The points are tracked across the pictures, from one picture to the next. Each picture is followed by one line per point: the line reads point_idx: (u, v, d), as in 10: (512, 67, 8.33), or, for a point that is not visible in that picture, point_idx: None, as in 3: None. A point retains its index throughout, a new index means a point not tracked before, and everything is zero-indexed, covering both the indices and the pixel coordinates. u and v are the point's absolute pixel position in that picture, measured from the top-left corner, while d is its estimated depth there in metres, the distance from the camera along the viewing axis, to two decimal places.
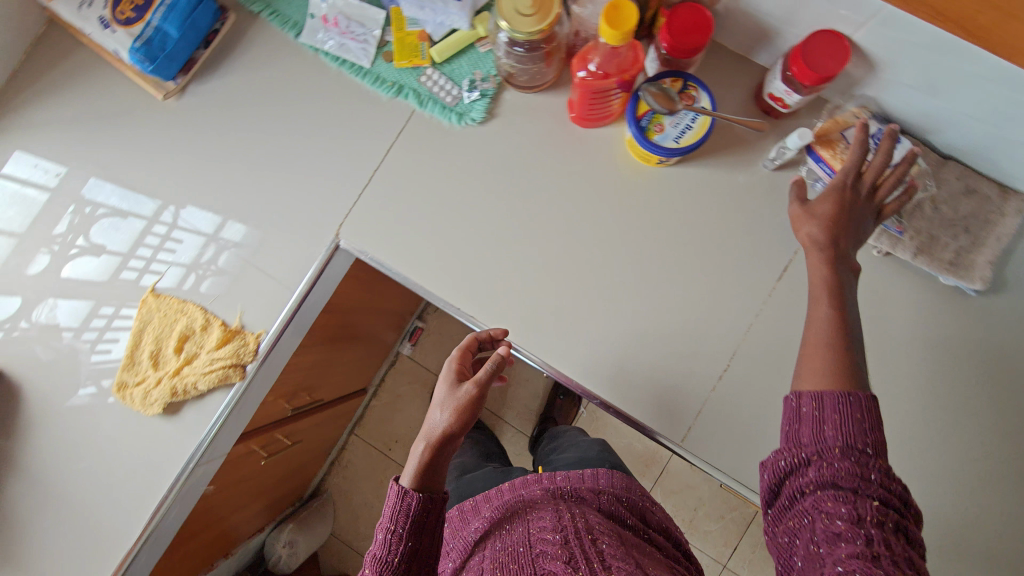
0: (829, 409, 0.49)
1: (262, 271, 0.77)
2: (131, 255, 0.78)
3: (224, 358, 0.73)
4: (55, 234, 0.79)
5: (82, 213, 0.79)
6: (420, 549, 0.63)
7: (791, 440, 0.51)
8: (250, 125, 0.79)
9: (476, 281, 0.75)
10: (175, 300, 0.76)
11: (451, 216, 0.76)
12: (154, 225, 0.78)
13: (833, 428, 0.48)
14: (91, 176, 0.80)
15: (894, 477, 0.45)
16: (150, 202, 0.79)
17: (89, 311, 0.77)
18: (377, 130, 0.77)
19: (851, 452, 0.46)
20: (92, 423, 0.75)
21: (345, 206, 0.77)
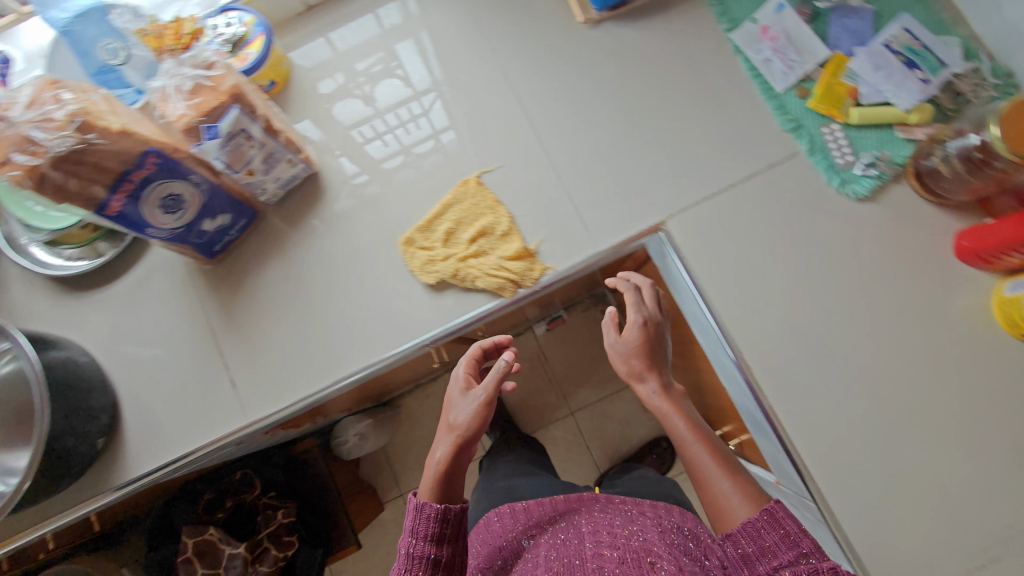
0: (759, 535, 0.56)
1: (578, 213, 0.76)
2: (381, 115, 0.81)
3: (510, 271, 0.74)
4: (357, 68, 0.84)
5: (384, 62, 0.83)
6: (442, 560, 0.60)
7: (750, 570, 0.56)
8: (635, 81, 0.78)
9: (766, 338, 0.72)
10: (492, 197, 0.77)
11: (775, 265, 0.73)
12: (414, 100, 0.81)
13: (768, 538, 0.56)
14: (408, 37, 0.84)
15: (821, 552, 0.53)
16: (423, 79, 0.82)
17: (317, 139, 0.81)
18: (752, 151, 0.75)
19: (790, 567, 0.53)
20: (366, 258, 0.78)
21: (682, 201, 0.75)
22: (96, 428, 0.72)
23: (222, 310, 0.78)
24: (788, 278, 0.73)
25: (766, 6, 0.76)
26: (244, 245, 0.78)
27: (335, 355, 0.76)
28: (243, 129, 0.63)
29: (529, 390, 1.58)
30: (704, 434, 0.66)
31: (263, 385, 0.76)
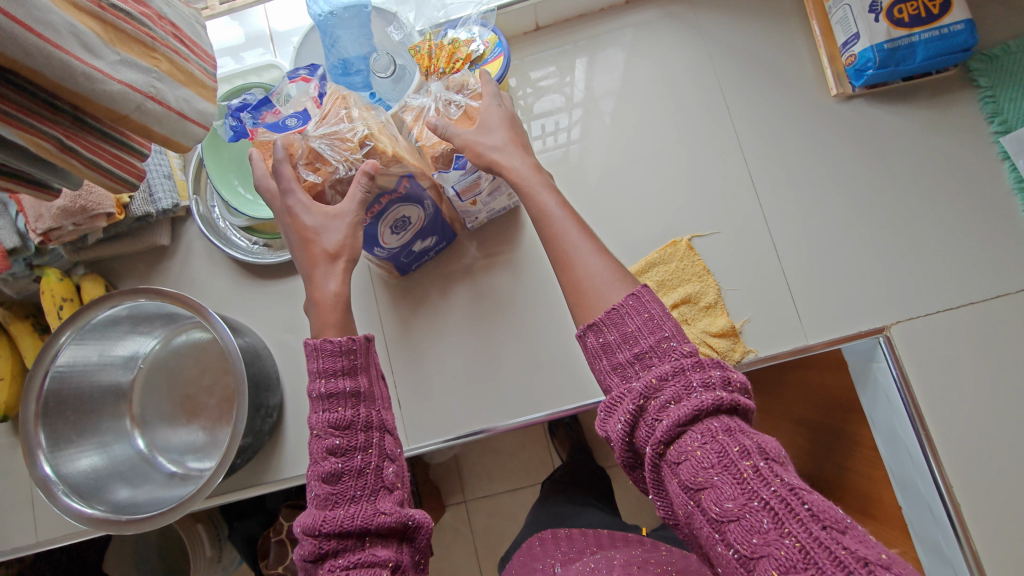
0: (631, 325, 0.47)
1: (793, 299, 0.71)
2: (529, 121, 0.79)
3: (712, 348, 0.70)
4: (527, 75, 0.80)
5: (556, 75, 0.79)
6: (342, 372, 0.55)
7: (608, 365, 0.48)
8: (880, 168, 0.72)
9: (982, 473, 0.67)
10: (701, 265, 0.73)
11: (1006, 397, 0.68)
12: (565, 113, 0.78)
13: (637, 325, 0.47)
14: (580, 50, 0.80)
15: (711, 369, 0.43)
16: (578, 93, 0.79)
17: None
18: (1002, 269, 0.69)
19: (658, 360, 0.45)
20: (557, 300, 0.74)
21: (913, 308, 0.70)
22: (267, 427, 0.71)
23: (400, 326, 0.76)
24: (1016, 416, 0.67)
25: None
26: (433, 262, 0.76)
27: (510, 396, 0.73)
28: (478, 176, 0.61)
29: None
30: (581, 222, 0.57)
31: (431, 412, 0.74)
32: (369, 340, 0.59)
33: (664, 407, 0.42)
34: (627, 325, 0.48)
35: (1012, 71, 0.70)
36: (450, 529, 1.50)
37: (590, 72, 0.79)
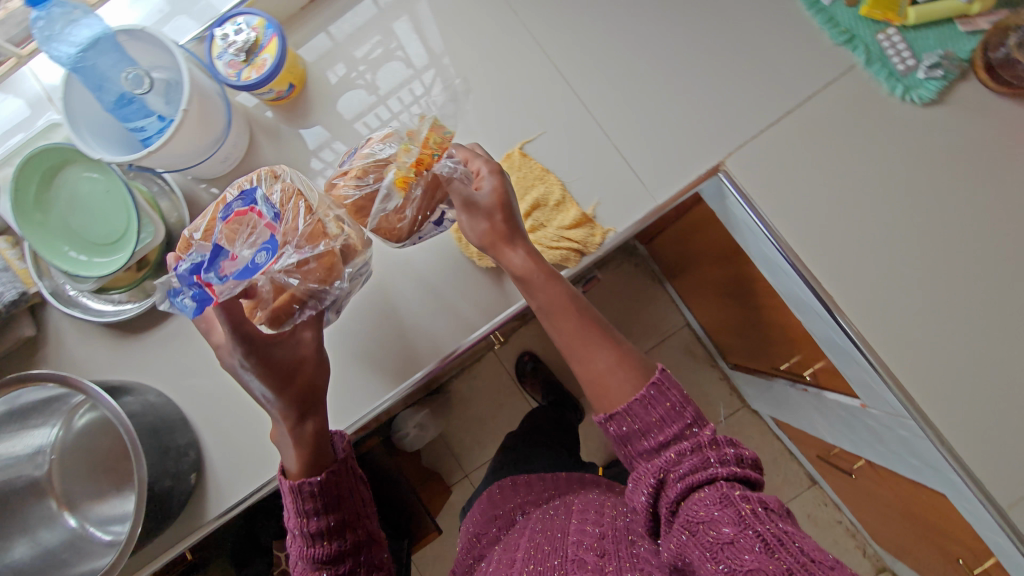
0: (650, 409, 0.55)
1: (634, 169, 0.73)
2: (384, 101, 0.78)
3: (572, 240, 0.72)
4: (356, 56, 0.80)
5: (384, 45, 0.79)
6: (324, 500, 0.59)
7: (623, 443, 0.55)
8: (671, 19, 0.75)
9: (849, 260, 0.70)
10: (540, 167, 0.74)
11: (846, 184, 0.71)
12: (415, 80, 0.78)
13: (657, 412, 0.54)
14: (404, 13, 0.80)
15: (722, 445, 0.52)
16: (422, 57, 0.78)
17: (326, 140, 0.78)
18: (806, 71, 0.72)
19: (678, 441, 0.53)
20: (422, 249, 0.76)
21: (741, 134, 0.72)
22: (187, 465, 0.72)
23: (333, 352, 0.75)
24: (863, 200, 0.70)
25: None
26: None
27: (411, 355, 0.75)
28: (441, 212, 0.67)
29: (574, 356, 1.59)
30: (579, 305, 0.63)
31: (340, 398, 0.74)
32: (349, 458, 0.64)
33: (682, 476, 0.50)
34: (624, 391, 0.57)
35: None
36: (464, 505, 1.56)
37: (422, 38, 0.79)
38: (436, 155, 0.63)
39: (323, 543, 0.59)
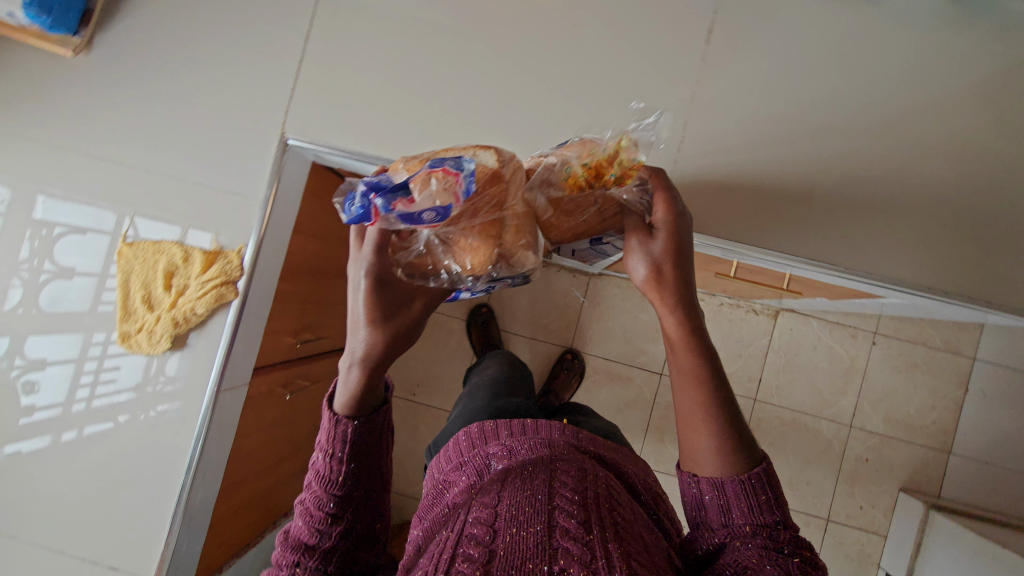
0: (734, 496, 0.48)
1: (228, 192, 0.78)
2: (106, 275, 0.78)
3: (212, 279, 0.75)
4: (20, 261, 0.79)
5: (39, 235, 0.79)
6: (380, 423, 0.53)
7: (696, 505, 0.50)
8: (162, 61, 0.78)
9: (425, 133, 0.77)
10: (150, 244, 0.77)
11: (384, 85, 0.77)
12: (117, 239, 0.78)
13: (738, 511, 0.48)
14: (38, 194, 0.78)
15: (799, 540, 0.47)
16: (106, 216, 0.78)
17: (83, 343, 0.79)
18: (289, 23, 0.77)
19: (746, 514, 0.47)
20: (117, 377, 0.79)
21: (280, 103, 0.78)
22: None
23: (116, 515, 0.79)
24: (404, 83, 0.77)
25: None
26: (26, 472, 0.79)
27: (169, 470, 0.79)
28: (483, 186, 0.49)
29: (436, 341, 1.65)
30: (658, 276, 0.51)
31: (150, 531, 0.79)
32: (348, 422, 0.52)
33: (759, 561, 0.44)
34: (719, 462, 0.49)
35: None
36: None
37: (95, 204, 0.79)
38: (615, 172, 0.51)
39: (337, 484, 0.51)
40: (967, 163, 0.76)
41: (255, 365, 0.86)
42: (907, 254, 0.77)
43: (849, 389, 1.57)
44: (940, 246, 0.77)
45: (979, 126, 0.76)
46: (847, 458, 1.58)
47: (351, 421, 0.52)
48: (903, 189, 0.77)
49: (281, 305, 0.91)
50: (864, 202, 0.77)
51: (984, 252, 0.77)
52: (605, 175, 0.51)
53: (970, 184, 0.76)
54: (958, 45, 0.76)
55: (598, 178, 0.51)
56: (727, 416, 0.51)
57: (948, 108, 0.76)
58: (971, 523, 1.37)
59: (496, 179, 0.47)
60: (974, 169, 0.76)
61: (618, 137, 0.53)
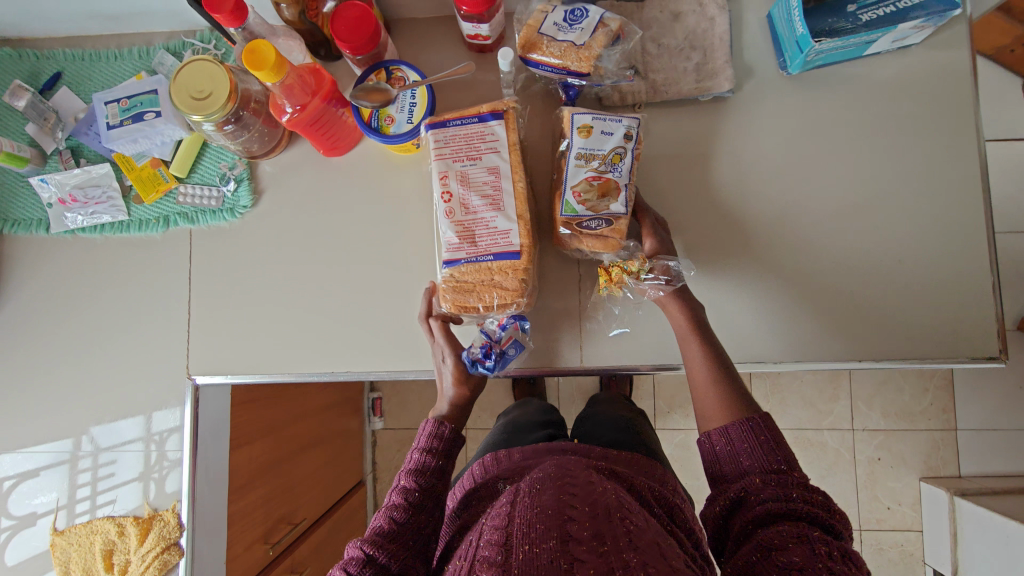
0: (739, 439, 0.54)
1: (143, 454, 0.77)
2: (74, 501, 0.77)
3: (152, 549, 0.75)
4: None
5: None
6: (445, 472, 0.64)
7: (719, 482, 0.54)
8: (53, 336, 0.77)
9: (326, 337, 0.75)
10: (82, 526, 0.77)
11: (273, 301, 0.76)
12: (78, 462, 0.77)
13: (749, 461, 0.53)
14: None
15: (815, 489, 0.48)
16: (64, 443, 0.78)
17: None
18: (167, 267, 0.77)
19: (764, 471, 0.51)
20: None
21: (181, 347, 0.77)
22: None
23: None
24: (294, 295, 0.76)
25: (38, 191, 0.75)
26: None
27: None
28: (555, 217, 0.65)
29: None
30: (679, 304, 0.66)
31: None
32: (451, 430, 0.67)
33: (772, 510, 0.47)
34: (731, 423, 0.56)
35: None
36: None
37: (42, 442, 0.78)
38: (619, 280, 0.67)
39: (406, 502, 0.59)
40: (877, 221, 0.73)
41: None
42: (849, 328, 0.73)
43: (840, 393, 1.56)
44: (880, 309, 0.73)
45: (876, 182, 0.73)
46: (860, 462, 1.54)
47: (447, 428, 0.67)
48: (823, 264, 0.73)
49: (242, 523, 0.88)
50: (783, 292, 0.73)
51: (928, 303, 0.72)
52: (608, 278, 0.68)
53: (885, 241, 0.73)
54: (831, 108, 0.74)
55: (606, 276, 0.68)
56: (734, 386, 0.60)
57: (841, 171, 0.73)
58: (994, 503, 1.34)
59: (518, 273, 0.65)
60: (886, 226, 0.73)
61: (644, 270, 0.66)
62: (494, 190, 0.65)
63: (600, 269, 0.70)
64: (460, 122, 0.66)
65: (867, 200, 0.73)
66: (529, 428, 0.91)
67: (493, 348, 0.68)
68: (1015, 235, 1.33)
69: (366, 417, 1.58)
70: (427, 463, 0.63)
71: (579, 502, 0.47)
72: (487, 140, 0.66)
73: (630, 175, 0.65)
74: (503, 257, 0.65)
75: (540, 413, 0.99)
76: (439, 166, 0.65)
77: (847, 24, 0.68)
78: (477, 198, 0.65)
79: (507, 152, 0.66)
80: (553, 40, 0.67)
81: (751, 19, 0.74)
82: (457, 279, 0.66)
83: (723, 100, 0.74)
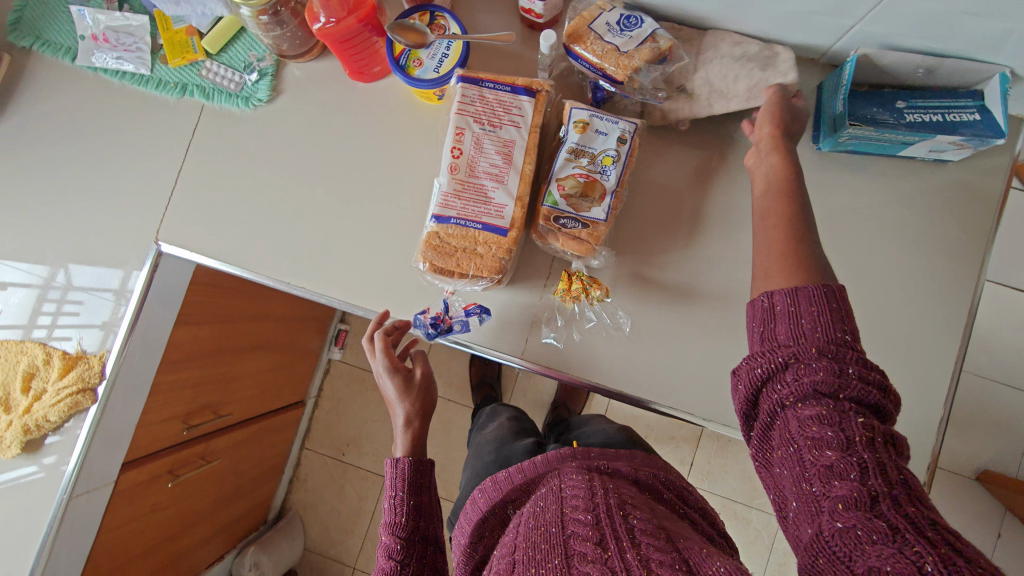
0: (804, 301, 0.47)
1: (112, 305, 0.79)
2: (33, 324, 0.80)
3: (68, 386, 0.77)
4: None
5: None
6: (422, 508, 0.62)
7: (767, 342, 0.48)
8: (46, 162, 0.79)
9: (292, 248, 0.76)
10: (13, 343, 0.80)
11: (255, 197, 0.77)
12: (48, 290, 0.80)
13: (810, 324, 0.46)
14: None
15: (870, 366, 0.44)
16: (39, 268, 0.80)
17: None
18: (170, 132, 0.78)
19: (822, 345, 0.44)
20: None
21: (157, 210, 0.78)
22: None
23: None
24: (277, 198, 0.76)
25: (75, 20, 0.77)
26: None
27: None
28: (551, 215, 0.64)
29: (369, 401, 1.64)
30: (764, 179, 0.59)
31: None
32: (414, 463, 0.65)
33: (817, 395, 0.43)
34: (803, 294, 0.47)
35: (33, 20, 0.77)
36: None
37: (23, 260, 0.80)
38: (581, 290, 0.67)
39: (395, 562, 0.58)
40: (853, 320, 0.72)
41: (124, 459, 0.85)
42: None
43: None
44: None
45: (866, 281, 0.72)
46: None
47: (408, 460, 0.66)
48: None
49: (165, 395, 0.90)
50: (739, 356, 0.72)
51: None
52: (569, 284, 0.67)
53: None
54: (846, 196, 0.72)
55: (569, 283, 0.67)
56: (808, 259, 0.50)
57: (835, 259, 0.72)
58: None
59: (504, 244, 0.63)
60: (859, 326, 0.72)
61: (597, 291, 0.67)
62: (505, 156, 0.63)
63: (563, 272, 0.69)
64: (493, 86, 0.63)
65: (851, 297, 0.72)
66: (507, 442, 0.95)
67: (443, 319, 0.68)
68: (1004, 388, 1.30)
69: (326, 345, 1.64)
70: (403, 508, 0.62)
71: (585, 516, 0.57)
72: (511, 112, 0.63)
73: (618, 180, 0.64)
74: (490, 229, 0.62)
75: (514, 424, 1.02)
76: (457, 118, 0.63)
77: (889, 117, 0.66)
78: (486, 162, 0.63)
79: (527, 131, 0.64)
80: (600, 37, 0.67)
81: (801, 84, 0.73)
82: (442, 236, 0.63)
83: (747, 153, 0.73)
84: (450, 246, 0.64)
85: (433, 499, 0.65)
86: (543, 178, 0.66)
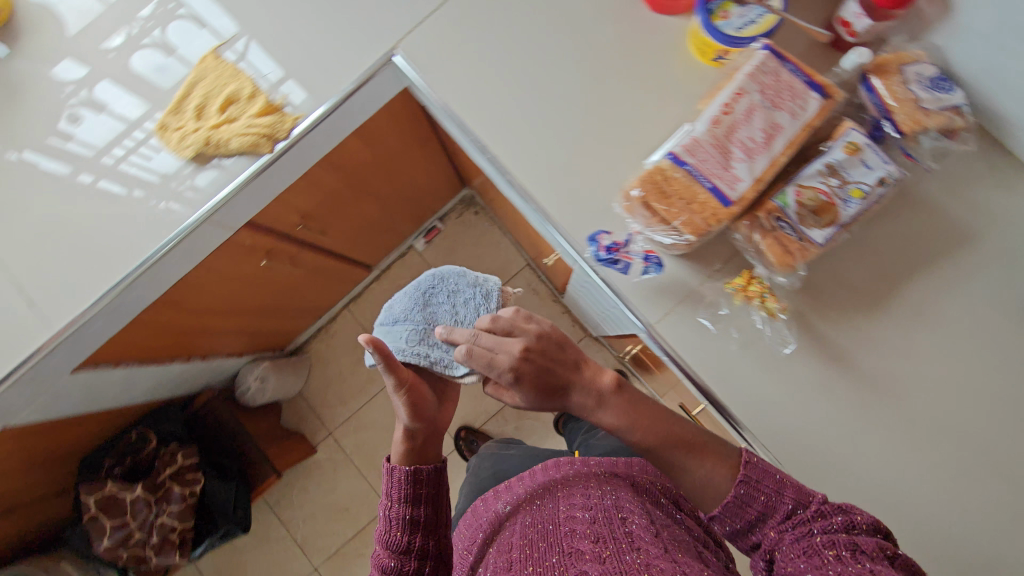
0: (750, 500, 0.63)
1: (327, 80, 0.80)
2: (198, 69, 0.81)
3: (259, 126, 0.78)
4: (136, 16, 0.83)
5: (165, 7, 0.83)
6: (422, 518, 0.78)
7: (731, 515, 0.65)
8: None
9: (507, 120, 0.77)
10: (232, 66, 0.81)
11: (500, 58, 0.78)
12: (227, 49, 0.82)
13: (759, 501, 0.63)
14: None
15: (845, 512, 0.57)
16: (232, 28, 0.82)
17: (144, 108, 0.82)
18: None
19: (780, 508, 0.61)
20: (116, 155, 0.82)
21: (409, 22, 0.80)
22: None
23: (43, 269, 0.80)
24: (520, 72, 0.78)
25: None
26: None
27: (111, 261, 0.80)
28: (775, 215, 0.63)
29: None
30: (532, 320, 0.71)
31: (50, 305, 0.79)
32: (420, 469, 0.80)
33: (800, 532, 0.58)
34: (716, 488, 0.66)
35: None
36: (336, 449, 1.67)
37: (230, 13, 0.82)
38: (760, 299, 0.69)
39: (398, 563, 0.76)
40: (984, 477, 0.67)
41: (255, 213, 0.88)
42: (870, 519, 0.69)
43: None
44: (906, 529, 0.69)
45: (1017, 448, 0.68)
46: None
47: (404, 468, 0.80)
48: (903, 458, 0.69)
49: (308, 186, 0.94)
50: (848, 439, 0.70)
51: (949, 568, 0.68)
52: (748, 287, 0.69)
53: (974, 494, 0.68)
54: None
55: (750, 287, 0.69)
56: None
57: (1004, 413, 0.68)
58: None
59: (715, 215, 0.62)
60: (988, 486, 0.67)
61: (773, 311, 0.68)
62: (768, 137, 0.62)
63: (744, 272, 0.70)
64: (794, 70, 0.62)
65: (998, 456, 0.67)
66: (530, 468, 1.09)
67: (618, 252, 0.72)
68: None
69: (416, 234, 1.67)
70: (401, 515, 0.78)
71: (577, 526, 0.73)
72: (796, 101, 0.61)
73: (852, 216, 0.62)
74: (716, 194, 0.61)
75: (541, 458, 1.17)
76: (745, 81, 0.62)
77: None
78: (747, 133, 0.62)
79: (800, 126, 0.62)
80: (906, 81, 0.64)
81: None
82: (668, 176, 0.63)
83: (970, 266, 0.69)
84: (668, 194, 0.63)
85: (433, 503, 0.80)
86: (782, 178, 0.65)
